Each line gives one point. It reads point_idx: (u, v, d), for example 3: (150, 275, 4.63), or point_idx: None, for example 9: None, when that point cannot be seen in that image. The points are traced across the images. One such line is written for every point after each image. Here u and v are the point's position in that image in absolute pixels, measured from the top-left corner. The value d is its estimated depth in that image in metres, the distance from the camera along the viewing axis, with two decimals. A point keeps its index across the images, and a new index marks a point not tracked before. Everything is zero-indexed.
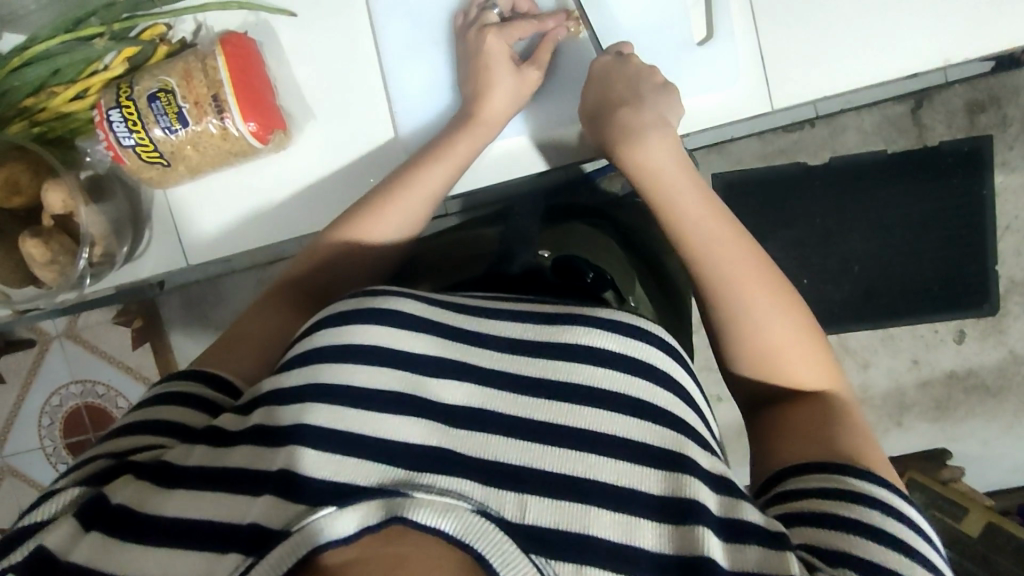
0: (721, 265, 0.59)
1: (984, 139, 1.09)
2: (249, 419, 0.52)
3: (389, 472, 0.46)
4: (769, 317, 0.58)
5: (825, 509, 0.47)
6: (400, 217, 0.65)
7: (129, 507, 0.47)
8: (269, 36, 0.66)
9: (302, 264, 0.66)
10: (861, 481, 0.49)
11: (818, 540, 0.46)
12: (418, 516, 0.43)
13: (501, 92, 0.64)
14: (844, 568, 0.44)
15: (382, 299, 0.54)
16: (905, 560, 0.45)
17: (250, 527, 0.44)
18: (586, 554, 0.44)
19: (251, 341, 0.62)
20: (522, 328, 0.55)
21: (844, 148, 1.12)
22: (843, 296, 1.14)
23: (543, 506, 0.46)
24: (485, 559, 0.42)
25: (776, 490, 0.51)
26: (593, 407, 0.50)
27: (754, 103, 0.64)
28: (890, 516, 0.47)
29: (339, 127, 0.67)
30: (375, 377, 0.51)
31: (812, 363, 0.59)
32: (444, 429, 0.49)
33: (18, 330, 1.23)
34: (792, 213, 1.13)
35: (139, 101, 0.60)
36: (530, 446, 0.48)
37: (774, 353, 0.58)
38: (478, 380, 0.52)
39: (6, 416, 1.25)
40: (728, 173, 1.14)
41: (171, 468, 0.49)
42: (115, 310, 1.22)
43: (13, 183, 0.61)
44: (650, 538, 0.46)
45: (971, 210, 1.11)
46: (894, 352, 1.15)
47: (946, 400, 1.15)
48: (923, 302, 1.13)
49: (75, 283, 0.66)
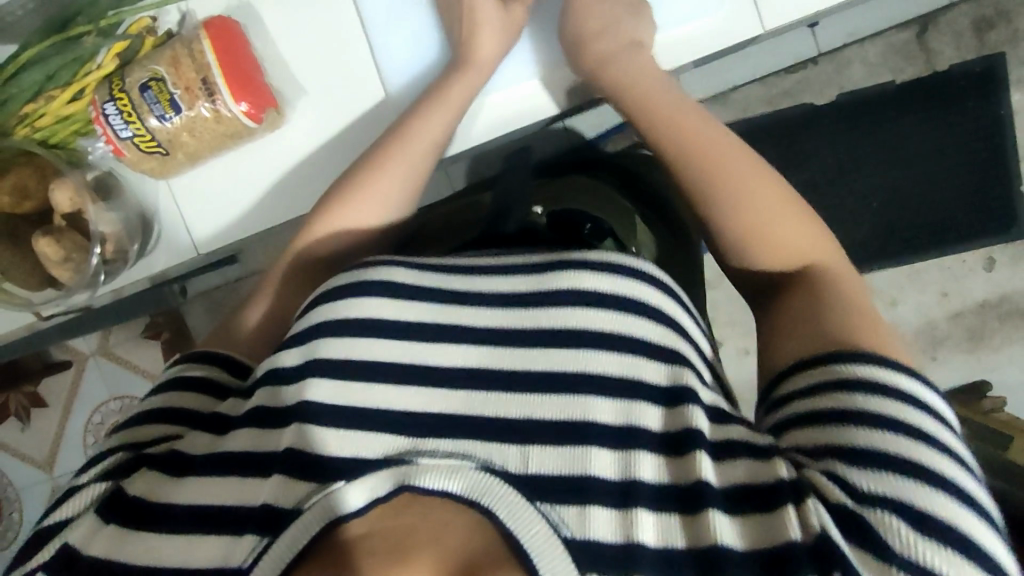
0: (686, 139, 0.61)
1: (996, 57, 1.06)
2: (246, 403, 0.54)
3: (394, 442, 0.48)
4: (753, 192, 0.58)
5: (824, 406, 0.46)
6: (396, 169, 0.65)
7: (143, 498, 0.48)
8: (251, 18, 0.66)
9: (303, 243, 0.65)
10: (871, 365, 0.46)
11: (817, 442, 0.45)
12: (423, 480, 0.44)
13: (490, 32, 0.64)
14: (841, 466, 0.43)
15: (375, 271, 0.56)
16: (917, 445, 0.42)
17: (263, 506, 0.46)
18: (590, 494, 0.45)
19: (262, 329, 0.64)
20: (515, 280, 0.56)
21: (850, 82, 1.09)
22: (862, 234, 1.12)
23: (544, 453, 0.47)
24: (492, 515, 0.43)
25: (782, 393, 0.50)
26: (589, 346, 0.51)
27: (745, 25, 0.65)
28: (903, 400, 0.44)
29: (330, 95, 0.67)
30: (377, 350, 0.52)
31: (802, 236, 0.58)
32: (448, 394, 0.51)
33: (55, 352, 1.27)
34: (801, 154, 1.11)
35: (131, 92, 0.61)
36: (528, 398, 0.50)
37: (762, 225, 0.58)
38: (473, 338, 0.53)
39: (51, 438, 1.28)
40: (733, 121, 1.12)
41: (181, 457, 0.51)
42: (144, 325, 1.25)
43: (20, 188, 0.62)
44: (649, 469, 0.47)
45: (989, 131, 1.08)
46: (922, 286, 1.12)
47: (981, 329, 1.12)
48: (946, 231, 1.10)
49: (92, 281, 0.67)
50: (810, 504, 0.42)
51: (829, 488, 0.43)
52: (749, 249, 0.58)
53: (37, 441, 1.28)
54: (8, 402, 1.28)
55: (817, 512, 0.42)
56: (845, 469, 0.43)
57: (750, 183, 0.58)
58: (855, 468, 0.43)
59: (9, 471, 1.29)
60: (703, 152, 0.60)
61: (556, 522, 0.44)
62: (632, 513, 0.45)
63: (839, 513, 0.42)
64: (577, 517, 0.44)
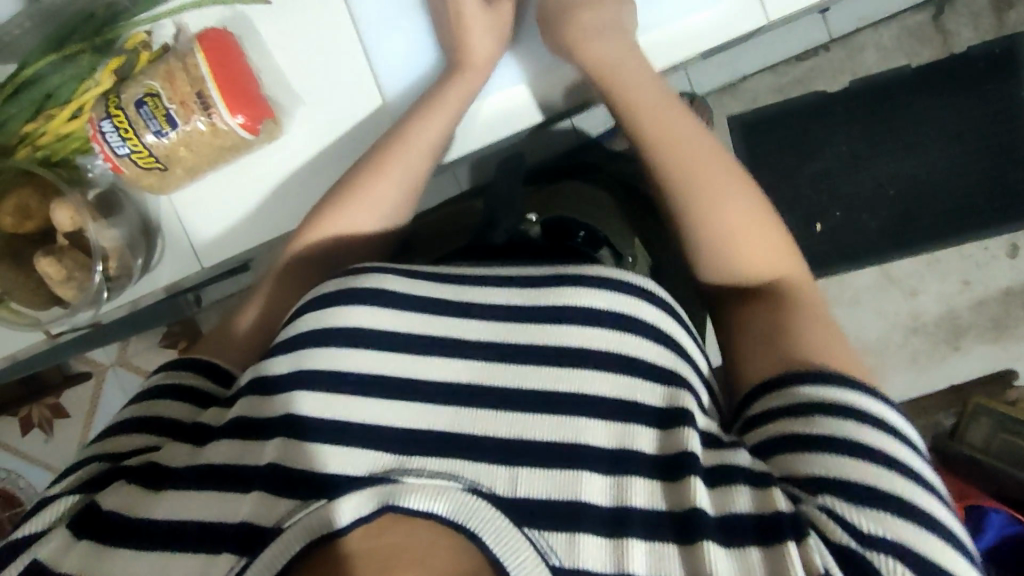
0: (663, 137, 0.62)
1: (1015, 37, 1.04)
2: (229, 413, 0.53)
3: (379, 458, 0.47)
4: (725, 198, 0.59)
5: (798, 432, 0.46)
6: (378, 184, 0.64)
7: (122, 513, 0.48)
8: (246, 27, 0.65)
9: (293, 256, 0.64)
10: (844, 392, 0.47)
11: (798, 470, 0.45)
12: (408, 501, 0.43)
13: (482, 35, 0.64)
14: (826, 497, 0.43)
15: (364, 279, 0.55)
16: (885, 473, 0.43)
17: (240, 524, 0.45)
18: (580, 521, 0.44)
19: (251, 339, 0.63)
20: (508, 294, 0.55)
21: (863, 68, 1.07)
22: (880, 225, 1.08)
23: (533, 476, 0.46)
24: (478, 539, 0.43)
25: (754, 413, 0.51)
26: (581, 370, 0.51)
27: (747, 16, 0.63)
28: (858, 422, 0.45)
29: (325, 105, 0.66)
30: (367, 361, 0.52)
31: (769, 250, 0.59)
32: (435, 410, 0.50)
33: (74, 364, 1.28)
34: (817, 142, 1.08)
35: (127, 109, 0.61)
36: (518, 417, 0.49)
37: (732, 233, 0.58)
38: (463, 354, 0.52)
39: (72, 448, 1.29)
40: (744, 112, 1.09)
41: (160, 469, 0.50)
42: (160, 334, 1.26)
43: (23, 208, 0.62)
44: (642, 495, 0.46)
45: (1010, 114, 1.05)
46: (943, 275, 1.09)
47: (1006, 317, 1.09)
48: (968, 218, 1.07)
49: (94, 298, 0.67)
50: (811, 543, 0.41)
51: (828, 526, 0.42)
52: (715, 253, 0.59)
53: (59, 452, 1.29)
54: (29, 414, 1.30)
55: (819, 551, 0.41)
56: (831, 500, 0.43)
57: (722, 189, 0.59)
58: (838, 499, 0.43)
59: (30, 482, 1.30)
60: (681, 149, 0.61)
61: (544, 548, 0.43)
62: (625, 542, 0.44)
63: (834, 545, 0.42)
64: (567, 544, 0.44)
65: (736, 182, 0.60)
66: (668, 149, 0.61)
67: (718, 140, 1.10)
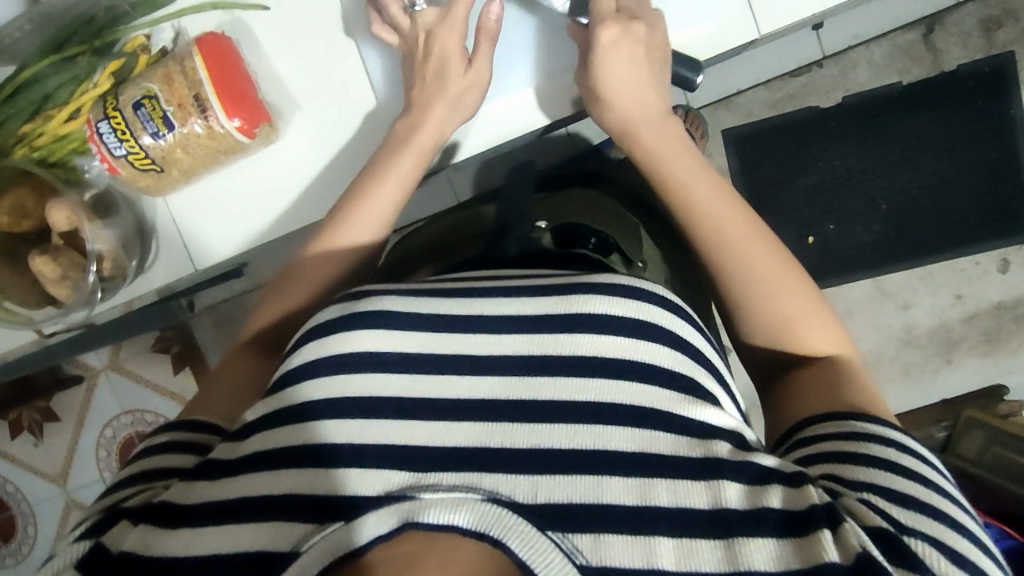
0: (702, 204, 0.61)
1: (1006, 55, 1.04)
2: (245, 448, 0.52)
3: (395, 477, 0.47)
4: (774, 278, 0.59)
5: (840, 449, 0.49)
6: (390, 190, 0.64)
7: (132, 553, 0.46)
8: (244, 33, 0.67)
9: (305, 263, 0.65)
10: (879, 424, 0.50)
11: (836, 472, 0.47)
12: (428, 516, 0.42)
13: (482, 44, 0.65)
14: (864, 493, 0.45)
15: (365, 302, 0.56)
16: (916, 483, 0.45)
17: (258, 553, 0.45)
18: (602, 521, 0.44)
19: (240, 384, 0.62)
20: (522, 304, 0.55)
21: (856, 84, 1.08)
22: (874, 238, 1.09)
23: (558, 482, 0.46)
24: (503, 545, 0.42)
25: (792, 443, 0.53)
26: (598, 378, 0.51)
27: (738, 31, 0.64)
28: (884, 443, 0.48)
29: (327, 109, 0.67)
30: (377, 386, 0.52)
31: (820, 328, 0.59)
32: (466, 428, 0.50)
33: (67, 368, 1.27)
34: (810, 157, 1.09)
35: (125, 110, 0.61)
36: (537, 427, 0.49)
37: (784, 313, 0.58)
38: (489, 369, 0.53)
39: (63, 455, 1.28)
40: (738, 126, 1.11)
41: (171, 507, 0.49)
42: (153, 338, 1.25)
43: (20, 209, 0.63)
44: (666, 495, 0.45)
45: (1000, 131, 1.06)
46: (935, 289, 1.10)
47: (997, 332, 1.09)
48: (958, 234, 1.08)
49: (89, 298, 0.67)
50: (848, 529, 0.42)
51: (863, 512, 0.43)
52: (764, 329, 0.59)
53: (51, 456, 1.29)
54: (21, 417, 1.29)
55: (856, 533, 0.41)
56: (871, 495, 0.45)
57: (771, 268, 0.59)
58: (879, 496, 0.45)
59: (23, 486, 1.30)
60: (720, 221, 0.60)
61: (570, 549, 0.43)
62: (654, 539, 0.43)
63: (869, 526, 0.43)
64: (591, 544, 0.43)
65: (784, 271, 0.59)
66: (706, 234, 0.60)
67: (714, 153, 1.12)
